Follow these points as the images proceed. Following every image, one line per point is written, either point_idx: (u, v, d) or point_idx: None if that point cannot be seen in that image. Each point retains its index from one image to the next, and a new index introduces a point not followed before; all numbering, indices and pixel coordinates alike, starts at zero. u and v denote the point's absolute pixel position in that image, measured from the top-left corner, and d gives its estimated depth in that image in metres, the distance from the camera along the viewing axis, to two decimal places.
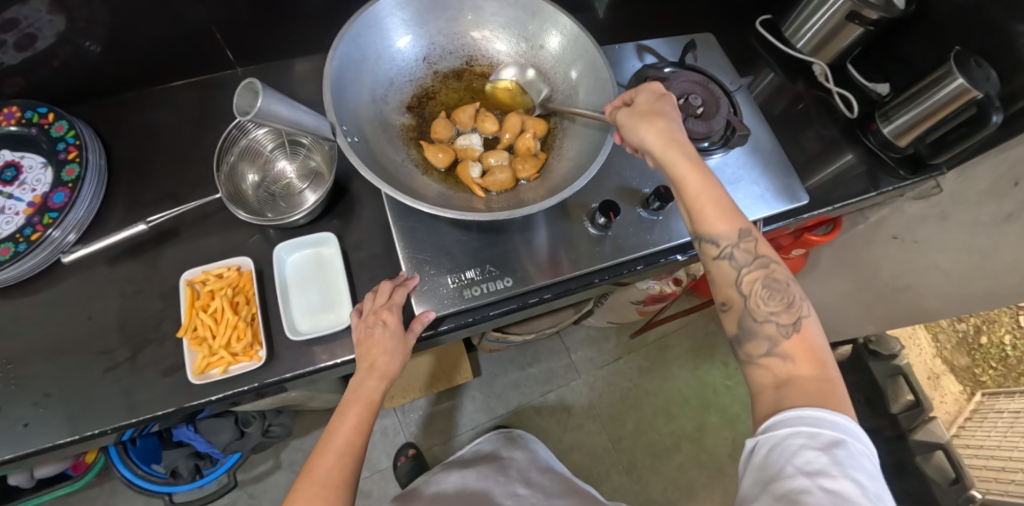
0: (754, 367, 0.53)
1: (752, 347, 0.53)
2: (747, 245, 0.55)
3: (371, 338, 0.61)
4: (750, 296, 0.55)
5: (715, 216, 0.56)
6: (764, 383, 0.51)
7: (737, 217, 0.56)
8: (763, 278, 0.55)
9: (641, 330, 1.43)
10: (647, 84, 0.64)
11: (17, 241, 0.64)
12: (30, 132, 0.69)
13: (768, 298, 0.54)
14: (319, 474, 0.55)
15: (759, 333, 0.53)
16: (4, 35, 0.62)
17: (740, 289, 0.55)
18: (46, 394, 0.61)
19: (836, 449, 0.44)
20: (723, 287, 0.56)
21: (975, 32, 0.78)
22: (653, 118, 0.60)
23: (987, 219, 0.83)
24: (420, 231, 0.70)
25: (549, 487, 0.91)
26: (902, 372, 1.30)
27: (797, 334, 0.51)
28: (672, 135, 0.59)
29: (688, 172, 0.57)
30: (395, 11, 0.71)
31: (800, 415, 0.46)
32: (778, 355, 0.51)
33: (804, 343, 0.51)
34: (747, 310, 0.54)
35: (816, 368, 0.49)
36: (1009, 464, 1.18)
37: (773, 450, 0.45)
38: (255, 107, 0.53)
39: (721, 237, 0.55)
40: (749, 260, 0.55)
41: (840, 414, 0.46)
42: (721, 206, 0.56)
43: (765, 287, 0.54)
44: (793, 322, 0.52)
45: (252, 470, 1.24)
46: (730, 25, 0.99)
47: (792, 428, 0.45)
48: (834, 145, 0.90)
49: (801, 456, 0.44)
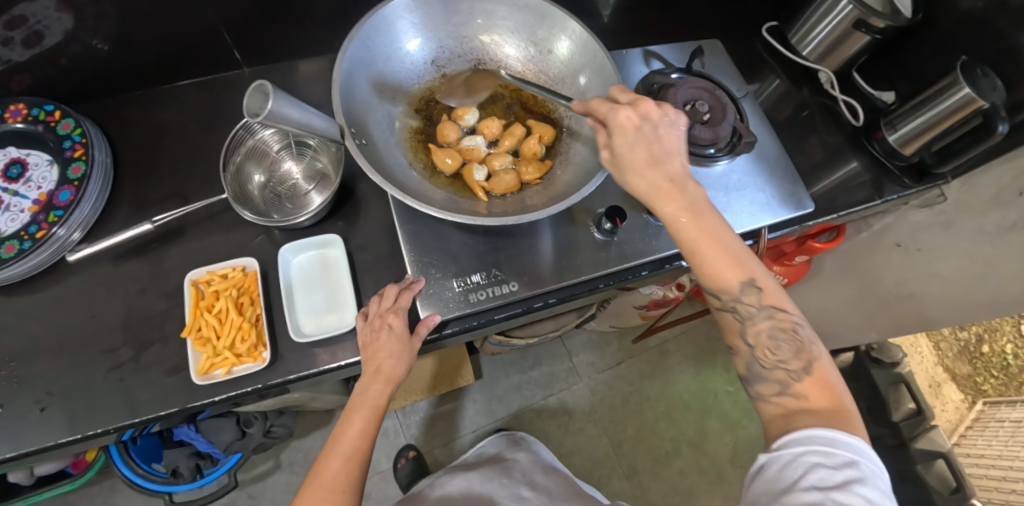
0: (764, 403, 0.53)
1: (763, 387, 0.53)
2: (750, 296, 0.54)
3: (377, 342, 0.61)
4: (757, 347, 0.55)
5: (717, 271, 0.53)
6: (774, 415, 0.51)
7: (741, 266, 0.53)
8: (769, 328, 0.54)
9: (642, 335, 1.42)
10: (617, 114, 0.56)
11: (22, 238, 0.64)
12: (36, 129, 0.69)
13: (775, 348, 0.53)
14: (325, 478, 0.55)
15: (768, 377, 0.53)
16: (12, 32, 0.62)
17: (745, 339, 0.55)
18: (50, 392, 0.61)
19: (850, 468, 0.44)
20: (729, 335, 0.57)
21: (979, 41, 0.78)
22: (638, 167, 0.55)
23: (991, 228, 0.83)
24: (426, 234, 0.70)
25: (553, 490, 0.90)
26: (905, 380, 1.30)
27: (810, 377, 0.51)
28: (662, 184, 0.54)
29: (681, 229, 0.54)
30: (405, 13, 0.71)
31: (816, 434, 0.46)
32: (791, 394, 0.51)
33: (818, 382, 0.51)
34: (753, 357, 0.55)
35: (831, 401, 0.49)
36: (1010, 473, 1.18)
37: (787, 465, 0.45)
38: (266, 109, 0.53)
39: (724, 291, 0.54)
40: (754, 312, 0.54)
41: (854, 436, 0.46)
42: (721, 258, 0.53)
43: (771, 338, 0.54)
44: (804, 367, 0.52)
45: (252, 470, 1.24)
46: (737, 31, 1.00)
47: (808, 446, 0.45)
48: (839, 152, 0.90)
49: (815, 472, 0.44)
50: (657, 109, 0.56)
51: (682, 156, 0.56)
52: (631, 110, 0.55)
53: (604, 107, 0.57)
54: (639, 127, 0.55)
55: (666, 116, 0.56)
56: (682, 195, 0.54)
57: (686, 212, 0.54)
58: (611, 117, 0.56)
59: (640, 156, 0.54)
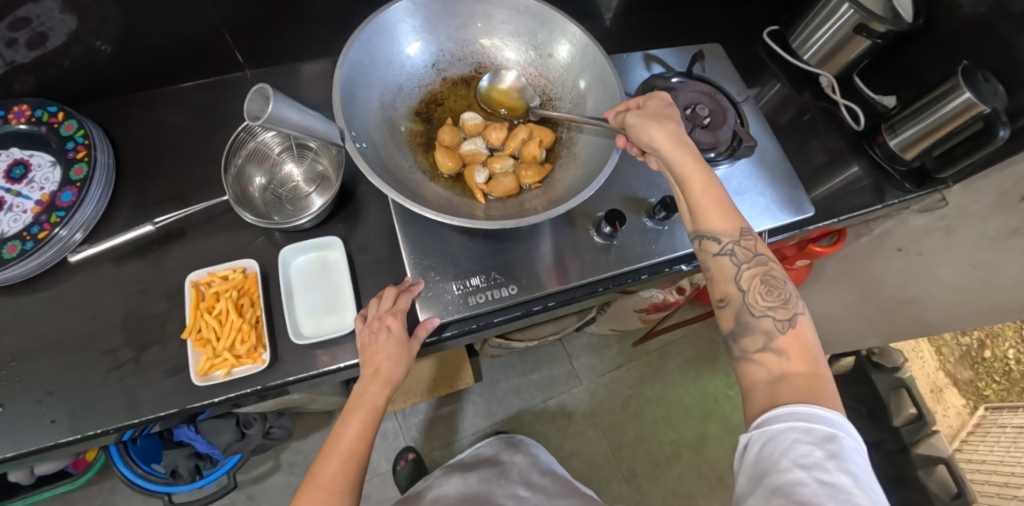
0: (748, 362, 0.53)
1: (748, 342, 0.53)
2: (746, 242, 0.56)
3: (375, 344, 0.60)
4: (749, 291, 0.55)
5: (714, 214, 0.57)
6: (757, 379, 0.51)
7: (736, 217, 0.57)
8: (761, 274, 0.55)
9: (641, 339, 1.42)
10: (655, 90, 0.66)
11: (24, 239, 0.64)
12: (40, 130, 0.69)
13: (765, 293, 0.54)
14: (323, 480, 0.55)
15: (755, 328, 0.53)
16: (15, 33, 0.63)
17: (738, 284, 0.56)
18: (50, 392, 0.62)
19: (830, 443, 0.43)
20: (721, 282, 0.57)
21: (982, 45, 0.78)
22: (662, 119, 0.62)
23: (993, 233, 0.83)
24: (426, 238, 0.70)
25: (550, 490, 0.91)
26: (906, 385, 1.29)
27: (792, 330, 0.52)
28: (678, 135, 0.60)
29: (692, 171, 0.58)
30: (406, 18, 0.72)
31: (794, 410, 0.45)
32: (773, 350, 0.51)
33: (798, 340, 0.51)
34: (744, 304, 0.55)
35: (809, 365, 0.49)
36: (1012, 480, 1.17)
37: (768, 444, 0.45)
38: (267, 112, 0.54)
39: (722, 234, 0.57)
40: (748, 256, 0.56)
41: (831, 409, 0.45)
42: (719, 205, 0.58)
43: (763, 284, 0.55)
44: (789, 319, 0.52)
45: (252, 471, 1.24)
46: (738, 36, 1.00)
47: (787, 423, 0.45)
48: (840, 156, 0.90)
49: (796, 450, 0.43)
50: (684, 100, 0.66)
51: None
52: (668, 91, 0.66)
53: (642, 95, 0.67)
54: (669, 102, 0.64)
55: None
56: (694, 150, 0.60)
57: (694, 160, 0.59)
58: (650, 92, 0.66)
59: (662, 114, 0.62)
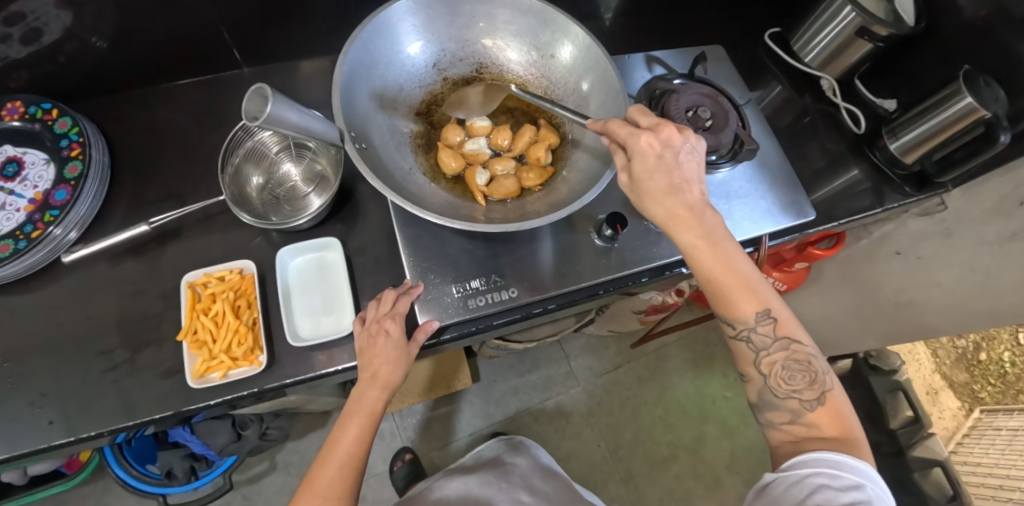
0: (774, 430, 0.54)
1: (774, 415, 0.54)
2: (765, 327, 0.53)
3: (374, 348, 0.60)
4: (770, 376, 0.54)
5: (732, 300, 0.54)
6: (783, 441, 0.53)
7: (754, 296, 0.53)
8: (783, 359, 0.53)
9: (639, 340, 1.42)
10: (637, 139, 0.53)
11: (17, 238, 0.63)
12: (33, 128, 0.68)
13: (789, 378, 0.53)
14: (320, 485, 0.55)
15: (781, 406, 0.53)
16: (9, 28, 0.61)
17: (759, 368, 0.55)
18: (43, 394, 0.61)
19: (856, 491, 0.45)
20: (741, 363, 0.56)
21: (983, 50, 0.78)
22: (656, 195, 0.54)
23: (991, 238, 0.83)
24: (426, 240, 0.69)
25: (551, 494, 0.90)
26: (902, 388, 1.31)
27: (823, 407, 0.52)
28: (677, 214, 0.53)
29: (697, 259, 0.53)
30: (407, 17, 0.71)
31: (823, 457, 0.47)
32: (803, 423, 0.52)
33: (831, 412, 0.52)
34: (766, 386, 0.54)
35: (843, 433, 0.51)
36: (1007, 482, 1.17)
37: (794, 486, 0.47)
38: (265, 112, 0.53)
39: (738, 321, 0.54)
40: (768, 342, 0.54)
41: (860, 461, 0.47)
42: (735, 287, 0.53)
43: (785, 368, 0.53)
44: (818, 398, 0.52)
45: (247, 471, 1.23)
46: (740, 38, 0.99)
47: (815, 468, 0.47)
48: (841, 159, 0.90)
49: (822, 493, 0.45)
50: (679, 133, 0.54)
51: (697, 183, 0.55)
52: (654, 136, 0.53)
53: (625, 131, 0.55)
54: (660, 154, 0.53)
55: (688, 144, 0.54)
56: (700, 223, 0.53)
57: (703, 242, 0.53)
58: (631, 142, 0.54)
59: (659, 185, 0.53)
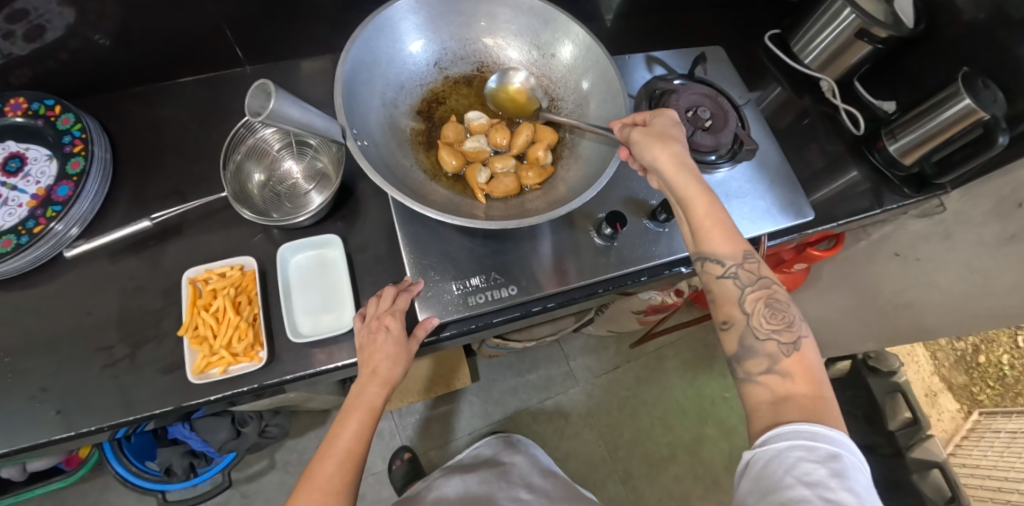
0: (752, 384, 0.53)
1: (752, 366, 0.53)
2: (750, 265, 0.56)
3: (374, 344, 0.60)
4: (753, 314, 0.55)
5: (717, 237, 0.57)
6: (761, 401, 0.51)
7: (738, 238, 0.57)
8: (765, 297, 0.55)
9: (639, 341, 1.42)
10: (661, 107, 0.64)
11: (19, 233, 0.63)
12: (36, 124, 0.69)
13: (769, 316, 0.54)
14: (320, 481, 0.55)
15: (760, 351, 0.53)
16: (13, 25, 0.62)
17: (742, 307, 0.55)
18: (44, 389, 0.61)
19: (833, 462, 0.44)
20: (725, 304, 0.56)
21: (982, 52, 0.79)
22: (666, 139, 0.60)
23: (990, 239, 0.83)
24: (426, 238, 0.70)
25: (550, 492, 0.90)
26: (902, 390, 1.30)
27: (797, 353, 0.52)
28: (679, 156, 0.60)
29: (694, 195, 0.58)
30: (409, 15, 0.72)
31: (798, 429, 0.46)
32: (777, 373, 0.51)
33: (803, 362, 0.52)
34: (748, 327, 0.55)
35: (812, 387, 0.50)
36: (1005, 484, 1.17)
37: (772, 462, 0.45)
38: (268, 109, 0.53)
39: (726, 257, 0.56)
40: (751, 279, 0.56)
41: (834, 428, 0.46)
42: (723, 227, 0.57)
43: (767, 307, 0.55)
44: (793, 342, 0.53)
45: (247, 469, 1.23)
46: (740, 39, 1.00)
47: (791, 442, 0.45)
48: (840, 160, 0.90)
49: (800, 468, 0.44)
50: None
51: None
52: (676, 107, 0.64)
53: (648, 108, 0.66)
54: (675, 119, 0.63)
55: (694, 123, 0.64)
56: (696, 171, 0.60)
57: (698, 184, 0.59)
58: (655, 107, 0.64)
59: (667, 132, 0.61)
